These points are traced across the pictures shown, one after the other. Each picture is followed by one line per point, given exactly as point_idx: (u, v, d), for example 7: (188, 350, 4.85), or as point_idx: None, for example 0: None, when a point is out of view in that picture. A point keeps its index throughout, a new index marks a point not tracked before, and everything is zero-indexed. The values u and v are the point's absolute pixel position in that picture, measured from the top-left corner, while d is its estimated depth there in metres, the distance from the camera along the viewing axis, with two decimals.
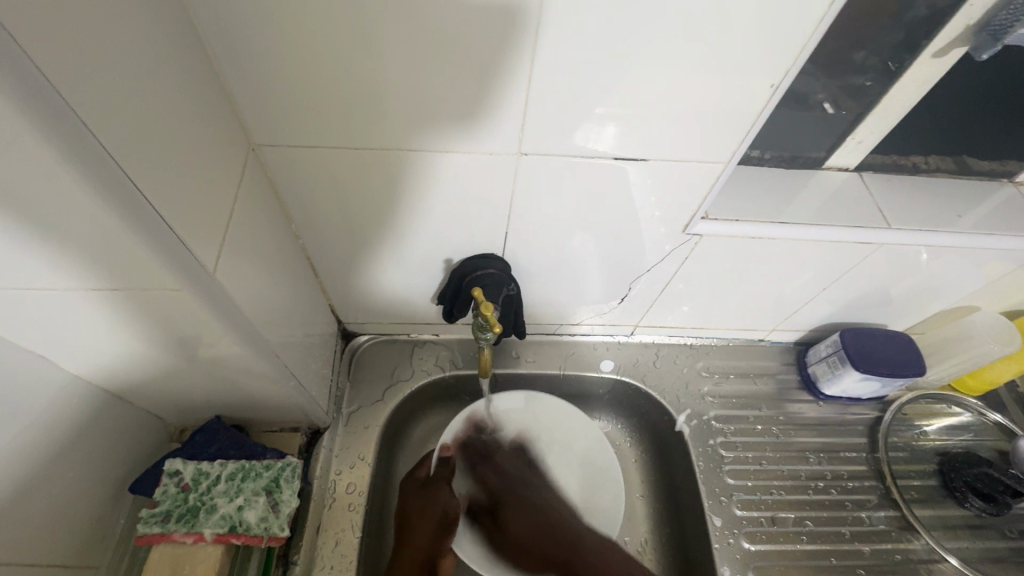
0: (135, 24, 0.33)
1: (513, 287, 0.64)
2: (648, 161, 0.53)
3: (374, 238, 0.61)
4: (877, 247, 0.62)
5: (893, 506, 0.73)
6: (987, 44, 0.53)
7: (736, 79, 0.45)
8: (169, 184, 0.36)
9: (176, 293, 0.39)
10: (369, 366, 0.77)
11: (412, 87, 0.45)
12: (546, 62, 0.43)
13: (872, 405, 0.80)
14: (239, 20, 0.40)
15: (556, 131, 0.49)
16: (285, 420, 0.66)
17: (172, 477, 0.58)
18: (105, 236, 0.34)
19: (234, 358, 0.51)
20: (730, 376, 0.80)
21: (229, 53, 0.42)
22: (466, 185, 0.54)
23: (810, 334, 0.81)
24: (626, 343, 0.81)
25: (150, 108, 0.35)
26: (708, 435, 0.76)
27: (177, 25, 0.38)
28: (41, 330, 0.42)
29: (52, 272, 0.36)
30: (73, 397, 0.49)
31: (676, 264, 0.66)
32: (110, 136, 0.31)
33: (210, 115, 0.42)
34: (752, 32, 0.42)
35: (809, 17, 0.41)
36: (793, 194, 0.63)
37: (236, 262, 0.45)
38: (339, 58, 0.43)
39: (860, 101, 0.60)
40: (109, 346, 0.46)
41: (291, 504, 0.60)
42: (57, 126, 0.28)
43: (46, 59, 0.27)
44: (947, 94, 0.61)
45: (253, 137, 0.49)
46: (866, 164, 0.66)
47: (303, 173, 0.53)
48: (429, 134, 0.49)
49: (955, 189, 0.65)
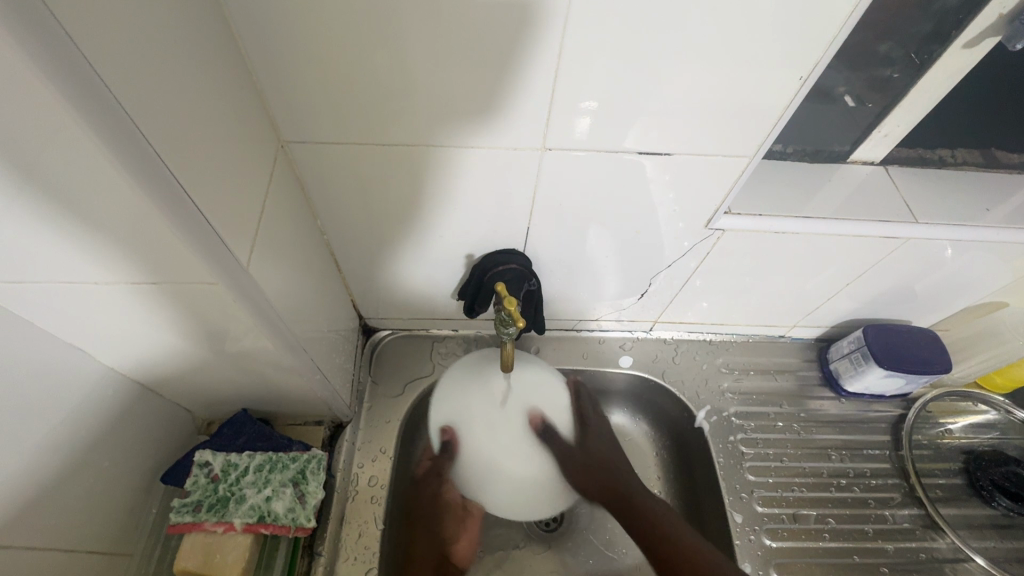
0: (174, 24, 0.34)
1: (534, 282, 0.64)
2: (671, 155, 0.53)
3: (397, 234, 0.61)
4: (903, 241, 0.61)
5: (917, 505, 0.72)
6: (1021, 32, 0.52)
7: (760, 71, 0.45)
8: (207, 181, 0.37)
9: (212, 287, 0.41)
10: (390, 360, 0.78)
11: (436, 83, 0.45)
12: (570, 57, 0.43)
13: (896, 402, 0.79)
14: (270, 19, 0.41)
15: (579, 125, 0.49)
16: (309, 413, 0.67)
17: (202, 468, 0.60)
18: (146, 231, 0.35)
19: (261, 352, 0.52)
20: (749, 372, 0.80)
21: (261, 52, 0.43)
22: (487, 180, 0.55)
23: (831, 330, 0.80)
24: (645, 339, 0.81)
25: (190, 107, 0.35)
26: (727, 432, 0.75)
27: (213, 25, 0.39)
28: (82, 323, 0.43)
29: (93, 266, 0.37)
30: (108, 390, 0.51)
31: (696, 260, 0.66)
32: (155, 135, 0.32)
33: (243, 112, 0.43)
34: (779, 22, 0.41)
35: (836, 9, 0.40)
36: (817, 188, 0.62)
37: (266, 257, 0.46)
38: (364, 56, 0.43)
39: (886, 93, 0.59)
40: (143, 339, 0.47)
41: (316, 496, 0.61)
42: (105, 121, 0.29)
43: (96, 56, 0.27)
44: (977, 85, 0.60)
45: (283, 134, 0.50)
46: (891, 158, 0.65)
47: (329, 169, 0.53)
48: (454, 130, 0.49)
49: (983, 183, 0.64)
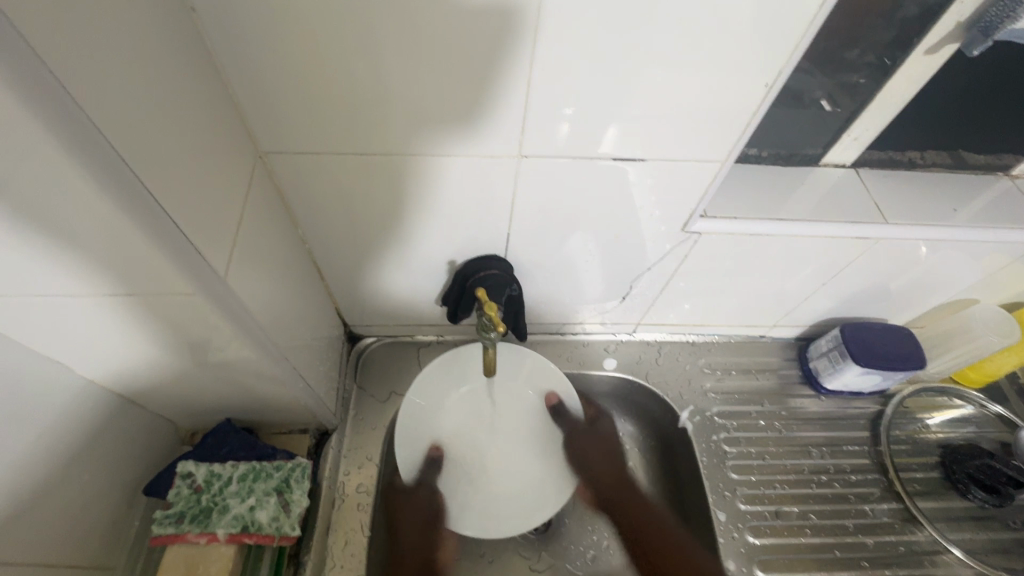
0: (144, 35, 0.34)
1: (516, 287, 0.65)
2: (647, 160, 0.54)
3: (379, 241, 0.62)
4: (875, 241, 0.62)
5: (896, 499, 0.73)
6: (977, 40, 0.54)
7: (732, 76, 0.46)
8: (181, 190, 0.37)
9: (189, 299, 0.41)
10: (375, 367, 0.78)
11: (410, 90, 0.46)
12: (545, 65, 0.44)
13: (875, 399, 0.81)
14: (245, 29, 0.41)
15: (556, 131, 0.50)
16: (293, 421, 0.67)
17: (185, 479, 0.59)
18: (120, 242, 0.35)
19: (243, 362, 0.52)
20: (732, 372, 0.81)
21: (238, 64, 0.44)
22: (467, 186, 0.55)
23: (811, 329, 0.82)
24: (628, 341, 0.82)
25: (164, 118, 0.36)
26: (711, 431, 0.77)
27: (187, 38, 0.39)
28: (61, 337, 0.43)
29: (70, 279, 0.37)
30: (87, 403, 0.50)
31: (676, 262, 0.67)
32: (127, 148, 0.32)
33: (220, 124, 0.44)
34: (750, 30, 0.42)
35: (799, 19, 0.42)
36: (791, 191, 0.64)
37: (246, 267, 0.46)
38: (340, 65, 0.44)
39: (855, 98, 0.61)
40: (123, 350, 0.47)
41: (301, 504, 0.61)
42: (75, 137, 0.29)
43: (65, 73, 0.28)
44: (943, 89, 0.61)
45: (261, 145, 0.50)
46: (863, 160, 0.66)
47: (310, 179, 0.54)
48: (433, 139, 0.50)
49: (951, 184, 0.66)
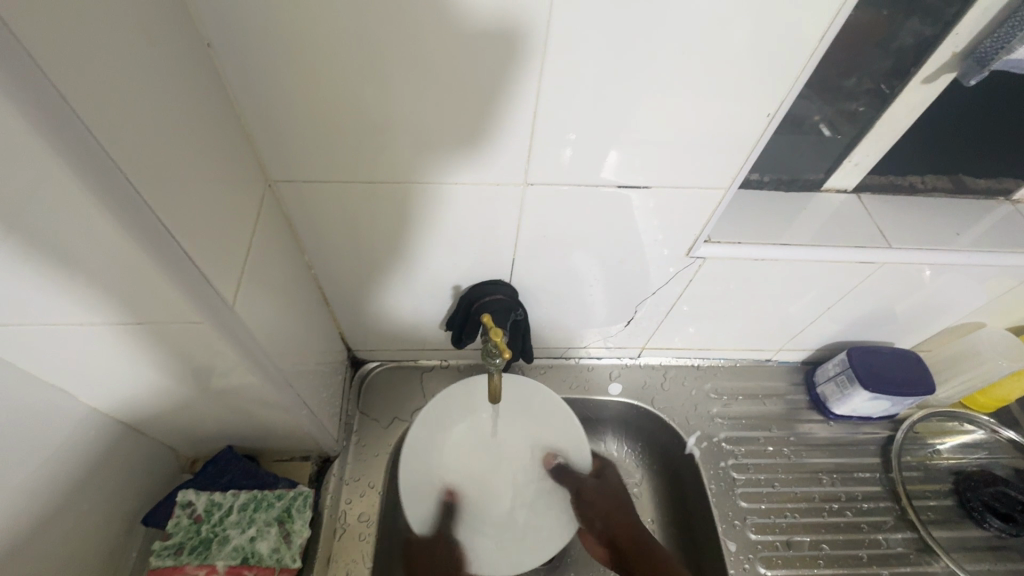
0: (160, 68, 0.35)
1: (520, 312, 0.65)
2: (651, 187, 0.54)
3: (384, 266, 0.62)
4: (879, 266, 0.63)
5: (910, 528, 0.71)
6: (973, 71, 0.54)
7: (736, 104, 0.47)
8: (192, 218, 0.37)
9: (197, 326, 0.41)
10: (378, 392, 0.77)
11: (417, 118, 0.47)
12: (548, 93, 0.45)
13: (884, 424, 0.80)
14: (257, 62, 0.42)
15: (561, 158, 0.51)
16: (295, 448, 0.67)
17: (184, 508, 0.58)
18: (132, 272, 0.35)
19: (246, 389, 0.51)
20: (738, 398, 0.80)
21: (249, 95, 0.45)
22: (473, 212, 0.56)
23: (817, 353, 0.81)
24: (633, 366, 0.81)
25: (177, 149, 0.36)
26: (718, 457, 0.75)
27: (201, 70, 0.40)
28: (63, 364, 0.43)
29: (75, 305, 0.37)
30: (88, 432, 0.49)
31: (681, 286, 0.67)
32: (141, 177, 0.32)
33: (231, 153, 0.44)
34: (751, 59, 0.43)
35: (796, 52, 0.43)
36: (795, 217, 0.64)
37: (253, 294, 0.46)
38: (351, 95, 0.45)
39: (855, 125, 0.61)
40: (126, 378, 0.46)
41: (302, 534, 0.60)
42: (92, 166, 0.29)
43: (84, 106, 0.28)
44: (942, 120, 0.62)
45: (270, 173, 0.51)
46: (865, 185, 0.67)
47: (316, 206, 0.54)
48: (439, 166, 0.51)
49: (952, 209, 0.67)
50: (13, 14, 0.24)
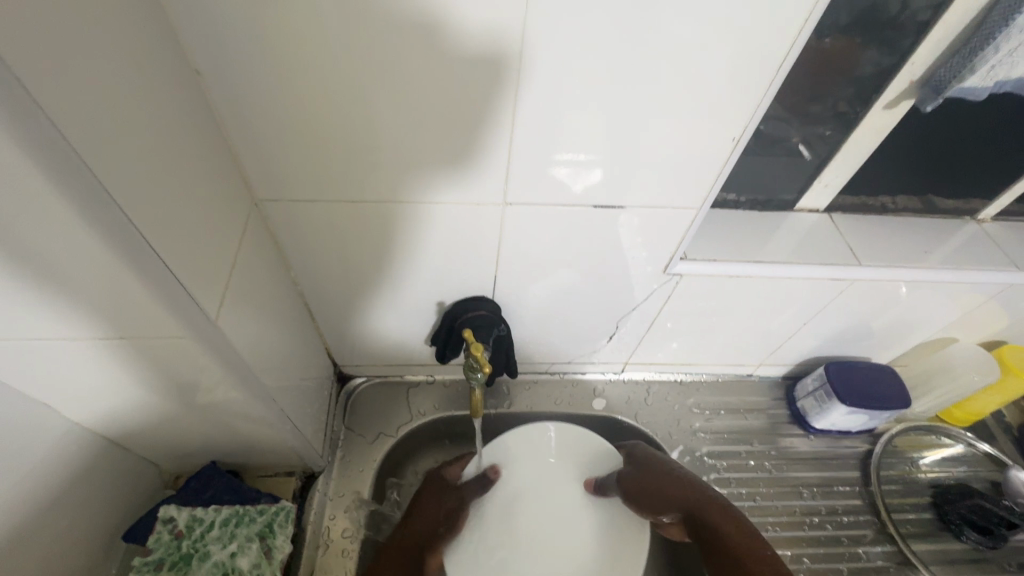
0: (148, 94, 0.37)
1: (503, 327, 0.66)
2: (628, 207, 0.56)
3: (369, 283, 0.63)
4: (850, 282, 0.65)
5: (889, 541, 0.72)
6: (929, 97, 0.57)
7: (705, 127, 0.49)
8: (176, 236, 0.39)
9: (180, 341, 0.42)
10: (364, 408, 0.78)
11: (398, 141, 0.49)
12: (525, 118, 0.47)
13: (863, 437, 0.81)
14: (244, 88, 0.44)
15: (540, 179, 0.53)
16: (280, 464, 0.67)
17: (166, 524, 0.58)
18: (116, 288, 0.36)
19: (230, 404, 0.52)
20: (720, 412, 0.81)
21: (237, 120, 0.46)
22: (456, 230, 0.57)
23: (797, 368, 0.83)
24: (617, 381, 0.82)
25: (164, 170, 0.38)
26: (700, 471, 0.76)
27: (189, 96, 0.42)
28: (45, 379, 0.43)
29: (59, 320, 0.38)
30: (69, 447, 0.50)
31: (660, 302, 0.69)
32: (125, 197, 0.34)
33: (218, 174, 0.46)
34: (717, 85, 0.46)
35: (757, 80, 0.45)
36: (769, 235, 0.66)
37: (237, 310, 0.47)
38: (334, 120, 0.47)
39: (823, 148, 0.64)
40: (109, 392, 0.47)
41: (283, 550, 0.60)
42: (78, 187, 0.30)
43: (71, 129, 0.30)
44: (907, 145, 0.64)
45: (257, 194, 0.53)
46: (836, 205, 0.70)
47: (302, 225, 0.56)
48: (421, 187, 0.53)
49: (921, 228, 0.69)
50: (9, 46, 0.26)
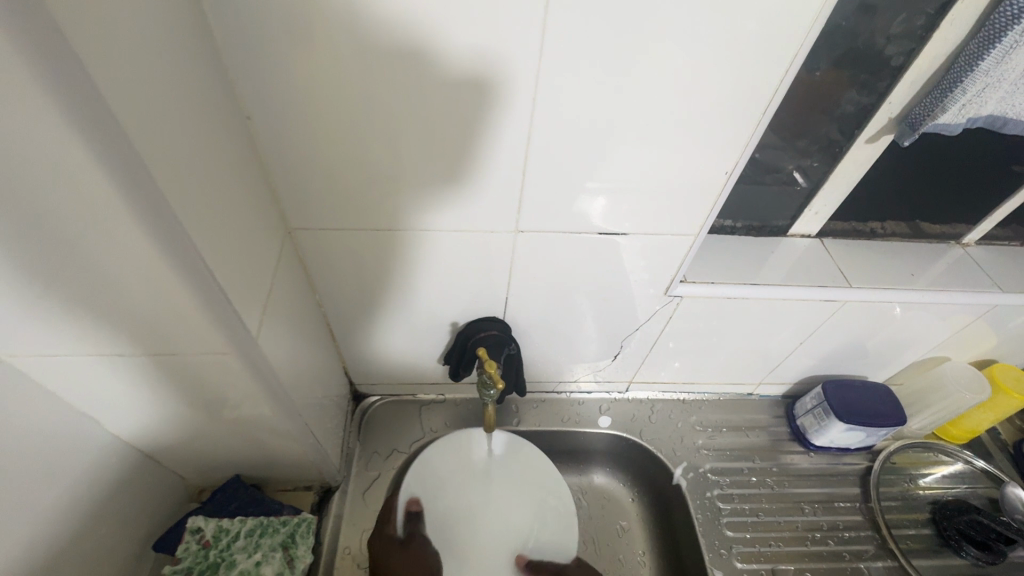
0: (210, 137, 0.41)
1: (514, 347, 0.70)
2: (632, 233, 0.60)
3: (389, 305, 0.67)
4: (842, 303, 0.68)
5: (890, 556, 0.74)
6: (906, 133, 0.61)
7: (703, 161, 0.54)
8: (230, 262, 0.42)
9: (223, 356, 0.45)
10: (378, 425, 0.81)
11: (422, 174, 0.53)
12: (536, 155, 0.52)
13: (863, 455, 0.83)
14: (286, 130, 0.49)
15: (551, 208, 0.57)
16: (299, 478, 0.70)
17: (194, 534, 0.60)
18: (176, 308, 0.40)
19: (259, 418, 0.55)
20: (722, 430, 0.84)
21: (277, 157, 0.51)
22: (471, 256, 0.61)
23: (796, 387, 0.85)
24: (621, 400, 0.85)
25: (222, 203, 0.42)
26: (704, 487, 0.78)
27: (239, 137, 0.47)
28: (97, 392, 0.47)
29: (120, 336, 0.42)
30: (109, 457, 0.53)
31: (662, 323, 0.72)
32: (196, 227, 0.38)
33: (259, 205, 0.50)
34: (713, 124, 0.50)
35: (747, 120, 0.50)
36: (765, 259, 0.70)
37: (273, 330, 0.51)
38: (365, 156, 0.51)
39: (812, 178, 0.68)
40: (151, 406, 0.51)
41: (305, 560, 0.63)
42: (160, 220, 0.34)
43: (160, 171, 0.34)
44: (891, 175, 0.69)
45: (290, 223, 0.57)
46: (827, 231, 0.74)
47: (329, 250, 0.60)
48: (441, 215, 0.57)
49: (909, 251, 0.73)
50: (120, 103, 0.30)
